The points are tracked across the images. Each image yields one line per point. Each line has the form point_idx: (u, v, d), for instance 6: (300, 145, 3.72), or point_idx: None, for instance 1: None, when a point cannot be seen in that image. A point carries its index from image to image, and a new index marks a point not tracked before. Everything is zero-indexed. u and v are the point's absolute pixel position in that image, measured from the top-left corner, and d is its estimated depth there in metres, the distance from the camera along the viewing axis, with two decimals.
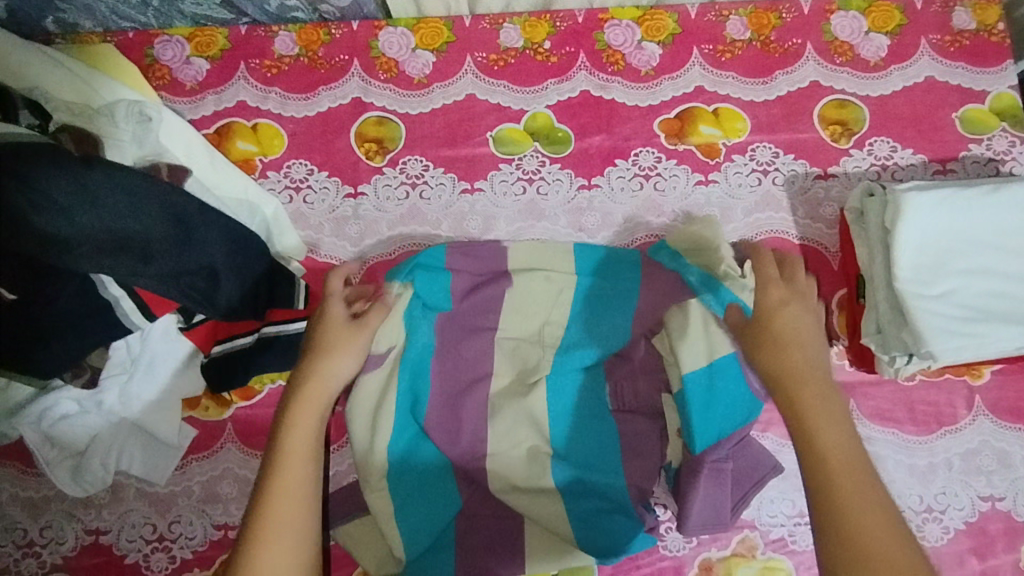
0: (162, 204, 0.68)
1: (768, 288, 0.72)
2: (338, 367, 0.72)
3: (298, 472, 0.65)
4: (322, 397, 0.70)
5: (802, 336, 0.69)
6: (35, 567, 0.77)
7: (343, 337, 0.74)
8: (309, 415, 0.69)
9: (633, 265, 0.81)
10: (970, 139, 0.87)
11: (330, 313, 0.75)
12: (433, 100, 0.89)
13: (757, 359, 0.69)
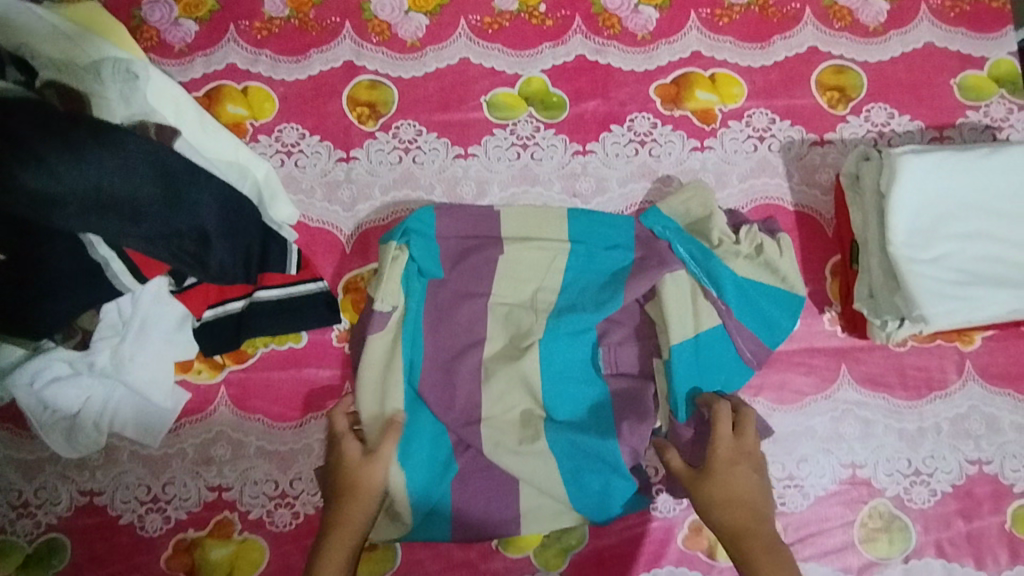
0: (150, 164, 0.68)
1: (717, 445, 0.72)
2: (362, 508, 0.71)
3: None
4: (348, 531, 0.71)
5: (747, 498, 0.70)
6: (30, 527, 0.78)
7: (362, 476, 0.72)
8: (355, 511, 0.71)
9: (626, 229, 0.81)
10: (968, 105, 0.87)
11: (348, 454, 0.74)
12: (426, 64, 0.88)
13: (712, 513, 0.71)
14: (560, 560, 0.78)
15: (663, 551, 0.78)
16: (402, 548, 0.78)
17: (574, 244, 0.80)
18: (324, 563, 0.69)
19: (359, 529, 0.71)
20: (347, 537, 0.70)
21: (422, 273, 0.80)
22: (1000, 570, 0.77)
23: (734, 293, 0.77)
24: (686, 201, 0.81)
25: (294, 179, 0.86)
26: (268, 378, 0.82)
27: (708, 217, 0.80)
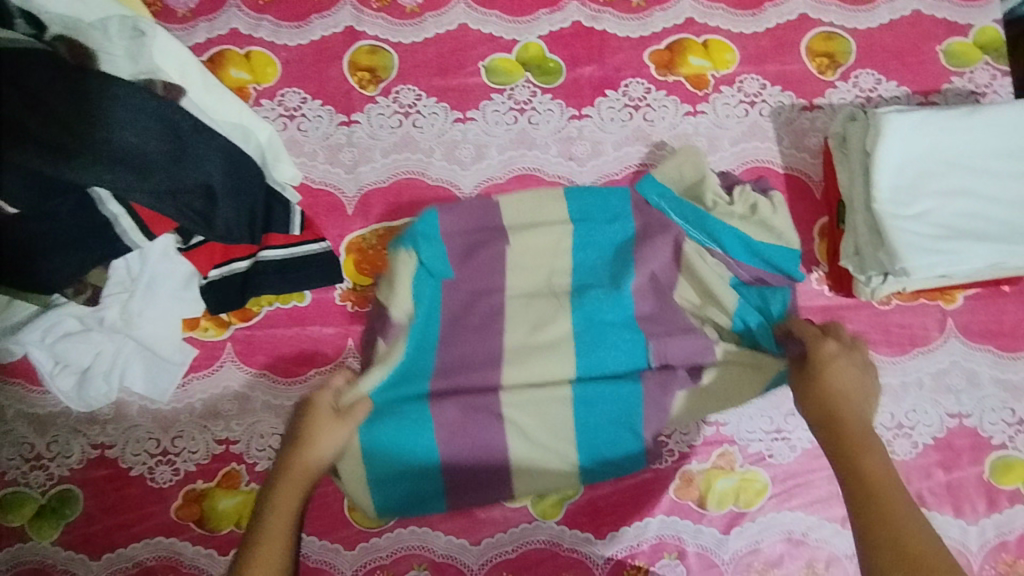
0: (158, 120, 0.69)
1: (822, 340, 0.73)
2: (324, 456, 0.70)
3: (277, 550, 0.63)
4: (304, 478, 0.68)
5: (846, 391, 0.69)
6: (43, 479, 0.80)
7: (330, 428, 0.72)
8: (291, 497, 0.67)
9: (622, 196, 0.84)
10: (954, 71, 0.89)
11: (320, 403, 0.73)
12: (426, 29, 0.90)
13: (805, 405, 0.71)
14: (556, 510, 0.80)
15: (657, 501, 0.81)
16: None
17: (577, 221, 0.83)
18: (274, 507, 0.66)
19: (311, 477, 0.69)
20: (301, 484, 0.68)
21: (432, 274, 0.81)
22: (978, 517, 0.81)
23: (737, 248, 0.81)
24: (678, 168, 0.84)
25: (296, 142, 0.87)
26: (273, 336, 0.85)
27: (700, 183, 0.84)
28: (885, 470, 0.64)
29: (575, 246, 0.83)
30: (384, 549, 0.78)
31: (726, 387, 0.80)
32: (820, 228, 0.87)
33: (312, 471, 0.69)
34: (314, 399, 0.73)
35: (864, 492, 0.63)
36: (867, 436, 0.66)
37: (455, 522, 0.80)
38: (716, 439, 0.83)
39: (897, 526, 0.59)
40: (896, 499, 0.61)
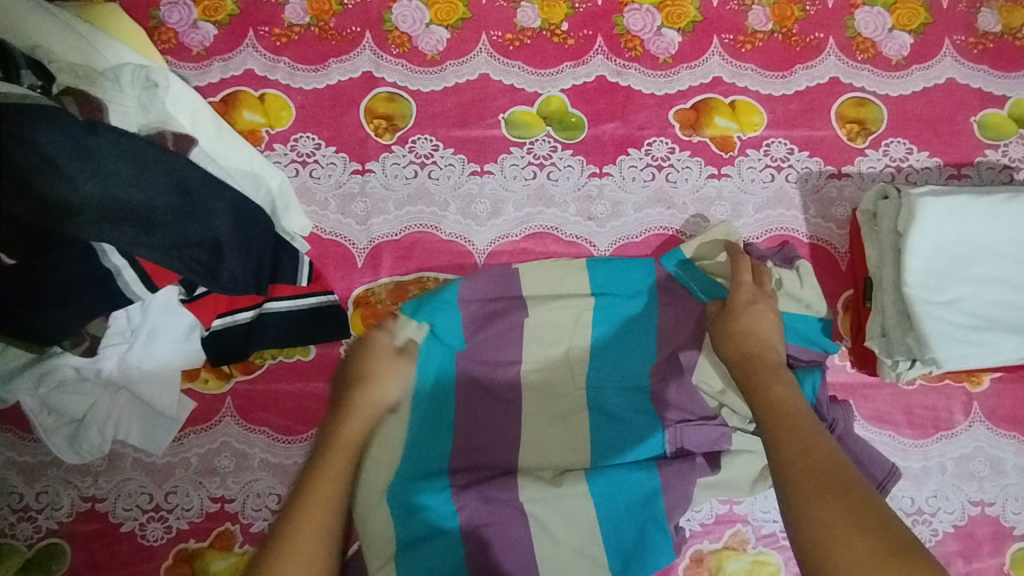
0: (166, 173, 0.67)
1: (739, 288, 0.75)
2: (384, 396, 0.72)
3: (339, 479, 0.65)
4: (367, 413, 0.70)
5: (751, 348, 0.72)
6: (30, 531, 0.78)
7: (392, 365, 0.74)
8: (353, 436, 0.69)
9: (645, 272, 0.81)
10: (988, 144, 0.86)
11: (378, 346, 0.74)
12: (446, 78, 0.87)
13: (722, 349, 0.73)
14: None
15: None
16: None
17: (598, 295, 0.80)
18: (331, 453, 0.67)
19: (376, 413, 0.71)
20: (365, 418, 0.70)
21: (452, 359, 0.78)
22: None
23: None
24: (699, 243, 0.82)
25: (307, 190, 0.85)
26: (275, 390, 0.82)
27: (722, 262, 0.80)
28: (788, 402, 0.67)
29: (594, 318, 0.80)
30: None
31: (741, 474, 0.78)
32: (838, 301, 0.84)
33: (374, 407, 0.71)
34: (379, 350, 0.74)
35: (773, 422, 0.65)
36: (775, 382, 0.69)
37: None
38: (728, 519, 0.80)
39: (806, 440, 0.62)
40: (798, 421, 0.64)
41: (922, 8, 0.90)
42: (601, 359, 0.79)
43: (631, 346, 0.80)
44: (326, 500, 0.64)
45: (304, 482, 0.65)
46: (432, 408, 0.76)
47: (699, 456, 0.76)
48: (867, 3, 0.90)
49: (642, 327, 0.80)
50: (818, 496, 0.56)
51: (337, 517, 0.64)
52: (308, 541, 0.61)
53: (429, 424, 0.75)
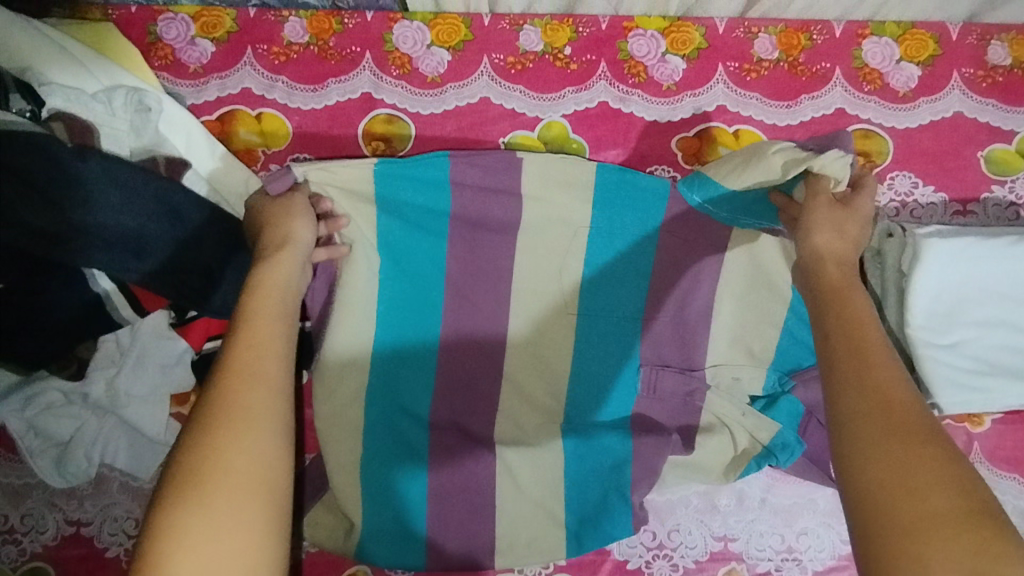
0: (156, 199, 0.67)
1: (863, 198, 0.67)
2: (297, 229, 0.68)
3: (274, 316, 0.61)
4: (288, 249, 0.67)
5: (850, 253, 0.64)
6: (15, 554, 0.77)
7: (286, 206, 0.70)
8: (283, 270, 0.65)
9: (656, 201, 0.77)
10: (994, 180, 0.86)
11: (260, 203, 0.70)
12: (446, 101, 0.86)
13: (814, 235, 0.65)
14: None
15: None
16: None
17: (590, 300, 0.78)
18: (258, 294, 0.62)
19: (298, 251, 0.67)
20: (289, 252, 0.67)
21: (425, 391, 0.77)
22: None
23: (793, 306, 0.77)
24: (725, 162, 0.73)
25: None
26: None
27: (765, 162, 0.69)
28: (864, 324, 0.56)
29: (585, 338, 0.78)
30: None
31: (714, 459, 0.78)
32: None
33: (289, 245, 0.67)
34: (281, 202, 0.70)
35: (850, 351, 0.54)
36: (845, 285, 0.60)
37: None
38: (723, 556, 0.79)
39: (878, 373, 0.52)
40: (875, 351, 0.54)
41: (931, 39, 0.88)
42: (594, 357, 0.78)
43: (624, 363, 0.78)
44: (262, 346, 0.58)
45: (230, 328, 0.59)
46: (388, 421, 0.76)
47: (674, 434, 0.78)
48: (876, 33, 0.88)
49: (632, 342, 0.78)
50: (885, 438, 0.48)
51: (280, 358, 0.58)
52: (251, 380, 0.55)
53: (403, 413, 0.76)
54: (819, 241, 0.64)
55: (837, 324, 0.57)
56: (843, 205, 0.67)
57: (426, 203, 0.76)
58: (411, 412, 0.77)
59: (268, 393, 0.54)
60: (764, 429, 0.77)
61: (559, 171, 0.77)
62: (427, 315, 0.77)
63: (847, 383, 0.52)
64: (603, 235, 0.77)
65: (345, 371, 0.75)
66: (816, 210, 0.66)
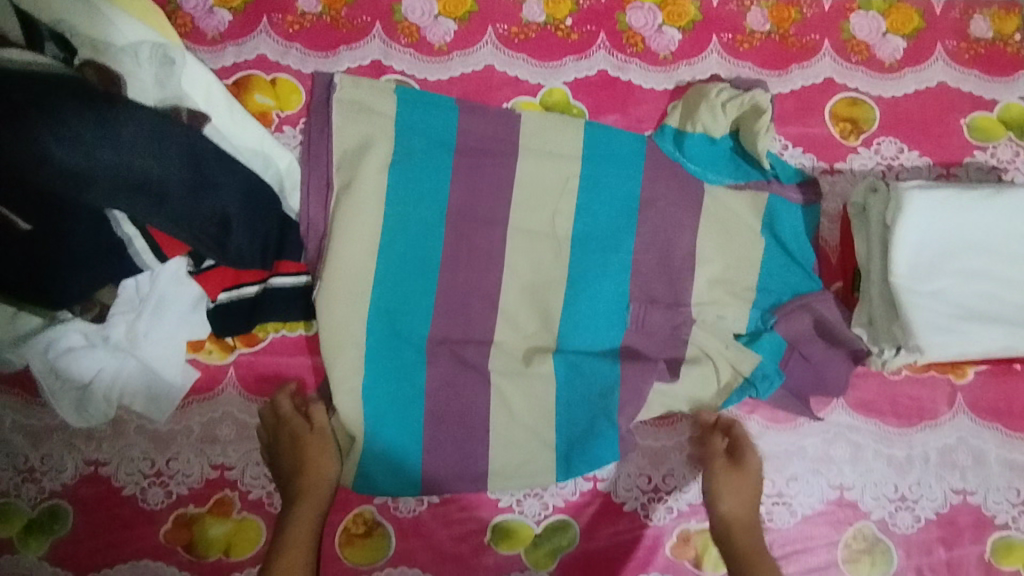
0: (180, 149, 0.70)
1: (750, 453, 0.80)
2: (326, 470, 0.79)
3: (321, 495, 0.77)
4: (313, 499, 0.77)
5: (747, 519, 0.77)
6: (35, 492, 0.80)
7: (317, 451, 0.79)
8: (327, 461, 0.79)
9: (638, 149, 0.87)
10: (976, 146, 0.89)
11: (298, 429, 0.80)
12: (452, 68, 0.90)
13: (721, 503, 0.78)
14: (550, 560, 0.82)
15: (651, 558, 0.82)
16: (397, 537, 0.82)
17: (581, 246, 0.85)
18: (313, 468, 0.78)
19: (325, 492, 0.78)
20: (314, 503, 0.77)
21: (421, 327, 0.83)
22: None
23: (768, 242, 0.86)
24: (722, 112, 0.85)
25: (319, 150, 0.84)
26: (277, 363, 0.85)
27: (709, 95, 0.85)
28: (760, 560, 0.74)
29: (578, 287, 0.84)
30: None
31: (697, 391, 0.83)
32: (825, 266, 0.88)
33: (315, 490, 0.77)
34: (313, 441, 0.79)
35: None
36: (752, 542, 0.76)
37: (446, 564, 0.81)
38: None
39: None
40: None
41: (916, 14, 0.92)
42: (585, 295, 0.84)
43: (609, 311, 0.84)
44: None
45: (289, 514, 0.76)
46: (385, 357, 0.81)
47: (660, 363, 0.83)
48: (863, 7, 0.92)
49: (619, 285, 0.85)
50: None
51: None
52: None
53: (404, 335, 0.83)
54: (724, 510, 0.78)
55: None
56: (737, 465, 0.80)
57: (433, 160, 0.85)
58: (408, 347, 0.82)
59: None
60: (748, 360, 0.82)
61: (553, 129, 0.87)
62: (426, 266, 0.83)
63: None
64: (591, 188, 0.86)
65: (351, 290, 0.81)
66: (719, 480, 0.79)
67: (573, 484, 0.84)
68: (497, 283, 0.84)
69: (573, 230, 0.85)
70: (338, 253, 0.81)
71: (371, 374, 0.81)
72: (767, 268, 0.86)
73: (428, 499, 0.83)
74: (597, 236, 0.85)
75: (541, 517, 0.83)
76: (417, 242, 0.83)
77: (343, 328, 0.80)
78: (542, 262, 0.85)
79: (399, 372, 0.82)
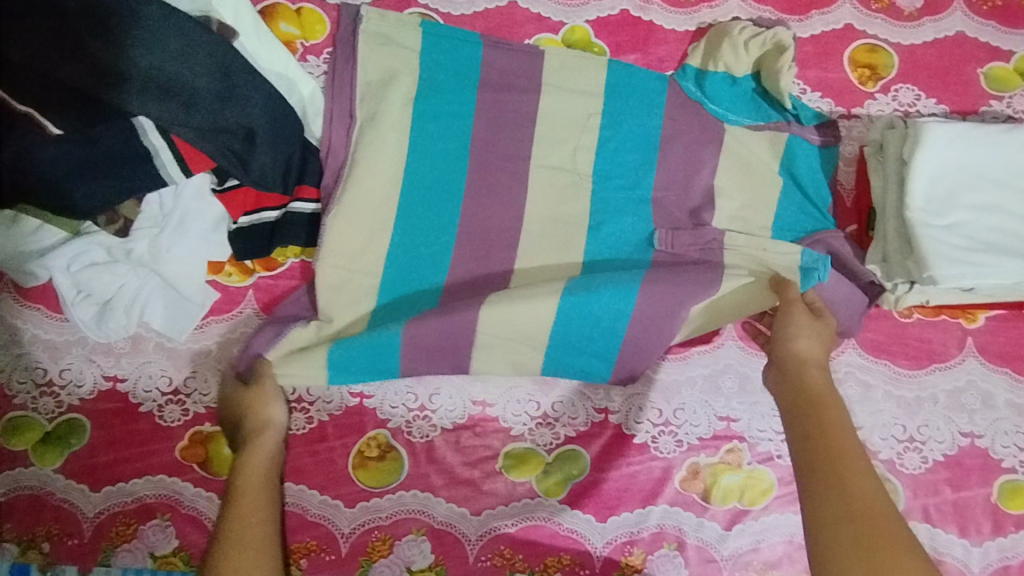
0: (210, 57, 0.72)
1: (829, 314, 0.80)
2: (271, 416, 0.77)
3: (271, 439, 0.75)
4: (266, 440, 0.75)
5: (815, 356, 0.76)
6: (52, 406, 0.81)
7: (259, 395, 0.78)
8: (272, 406, 0.77)
9: (658, 89, 0.88)
10: (992, 95, 0.90)
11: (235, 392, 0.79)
12: (475, 3, 0.91)
13: (796, 342, 0.76)
14: (560, 489, 0.82)
15: (661, 490, 0.82)
16: (409, 461, 0.82)
17: (599, 180, 0.86)
18: (257, 418, 0.76)
19: (275, 436, 0.76)
20: (267, 445, 0.75)
21: (438, 255, 0.83)
22: (982, 539, 0.82)
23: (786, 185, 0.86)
24: (743, 51, 0.86)
25: (343, 79, 0.85)
26: (296, 287, 0.86)
27: (728, 34, 0.86)
28: (827, 407, 0.70)
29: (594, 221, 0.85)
30: (384, 510, 0.80)
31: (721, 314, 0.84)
32: (841, 210, 0.88)
33: (266, 433, 0.76)
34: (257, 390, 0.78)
35: (816, 432, 0.67)
36: (824, 394, 0.71)
37: (456, 490, 0.81)
38: (726, 435, 0.84)
39: (848, 470, 0.63)
40: (840, 435, 0.66)
41: None
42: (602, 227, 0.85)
43: (627, 245, 0.85)
44: (255, 497, 0.70)
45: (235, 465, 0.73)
46: (401, 286, 0.83)
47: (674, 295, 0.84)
48: None
49: (635, 219, 0.86)
50: (845, 514, 0.59)
51: (271, 509, 0.70)
52: (256, 526, 0.68)
53: (422, 265, 0.83)
54: (799, 349, 0.76)
55: (810, 435, 0.67)
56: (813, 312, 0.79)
57: (455, 91, 0.86)
58: (424, 276, 0.83)
59: (259, 540, 0.67)
60: (785, 261, 0.82)
61: (576, 67, 0.88)
62: (448, 196, 0.84)
63: (816, 464, 0.64)
64: (611, 125, 0.87)
65: (370, 220, 0.82)
66: (792, 319, 0.78)
67: (584, 415, 0.84)
68: (515, 213, 0.85)
69: (593, 166, 0.86)
70: (357, 180, 0.82)
71: (384, 303, 0.83)
72: (783, 209, 0.86)
73: (441, 425, 0.83)
74: (616, 172, 0.86)
75: (552, 447, 0.83)
76: (437, 173, 0.84)
77: (361, 257, 0.82)
78: (559, 195, 0.85)
79: (416, 300, 0.83)
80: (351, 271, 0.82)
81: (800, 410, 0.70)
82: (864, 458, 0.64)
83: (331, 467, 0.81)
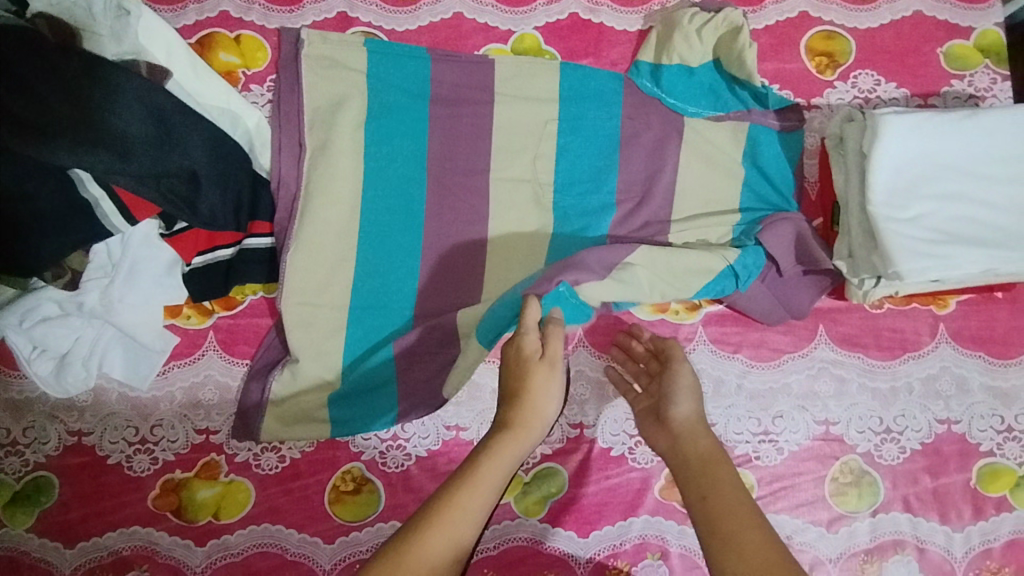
0: (142, 104, 0.70)
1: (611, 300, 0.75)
2: (544, 409, 0.69)
3: (535, 428, 0.68)
4: (526, 430, 0.67)
5: (689, 413, 0.70)
6: (18, 465, 0.80)
7: (544, 378, 0.70)
8: (550, 398, 0.70)
9: (613, 90, 0.86)
10: (953, 74, 0.88)
11: (528, 352, 0.71)
12: (420, 17, 0.89)
13: (677, 398, 0.72)
14: (539, 508, 0.82)
15: (640, 501, 0.82)
16: (386, 492, 0.81)
17: (560, 191, 0.84)
18: (533, 402, 0.68)
19: (536, 429, 0.68)
20: (524, 435, 0.67)
21: (402, 281, 0.81)
22: (964, 524, 0.81)
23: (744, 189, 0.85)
24: (697, 39, 0.83)
25: (290, 108, 0.83)
26: (258, 325, 0.84)
27: (682, 21, 0.83)
28: (717, 464, 0.64)
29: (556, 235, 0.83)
30: (364, 543, 0.79)
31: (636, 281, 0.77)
32: (805, 203, 0.87)
33: (532, 422, 0.68)
34: (536, 368, 0.70)
35: (702, 490, 0.61)
36: (708, 452, 0.65)
37: None
38: None
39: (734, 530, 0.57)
40: (720, 494, 0.60)
41: None
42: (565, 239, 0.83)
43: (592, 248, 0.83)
44: (490, 477, 0.62)
45: (490, 436, 0.66)
46: (369, 317, 0.81)
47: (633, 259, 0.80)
48: None
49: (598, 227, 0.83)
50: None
51: (492, 501, 0.61)
52: (478, 495, 0.60)
53: (387, 295, 0.81)
54: (677, 409, 0.71)
55: (702, 492, 0.61)
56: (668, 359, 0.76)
57: (407, 110, 0.83)
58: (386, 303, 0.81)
59: (471, 520, 0.59)
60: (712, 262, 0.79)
61: (526, 76, 0.85)
62: (409, 219, 0.82)
63: (717, 541, 0.57)
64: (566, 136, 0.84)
65: (328, 251, 0.80)
66: (675, 381, 0.73)
67: (559, 432, 0.83)
68: (475, 232, 0.83)
69: (551, 177, 0.84)
70: (312, 212, 0.80)
71: (352, 335, 0.81)
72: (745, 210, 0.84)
73: (415, 453, 0.82)
74: (575, 183, 0.84)
75: (530, 466, 0.83)
76: (392, 197, 0.82)
77: (322, 291, 0.80)
78: (519, 210, 0.83)
79: (382, 331, 0.81)
80: (313, 306, 0.80)
81: (693, 475, 0.63)
82: (747, 504, 0.59)
83: (308, 503, 0.80)
